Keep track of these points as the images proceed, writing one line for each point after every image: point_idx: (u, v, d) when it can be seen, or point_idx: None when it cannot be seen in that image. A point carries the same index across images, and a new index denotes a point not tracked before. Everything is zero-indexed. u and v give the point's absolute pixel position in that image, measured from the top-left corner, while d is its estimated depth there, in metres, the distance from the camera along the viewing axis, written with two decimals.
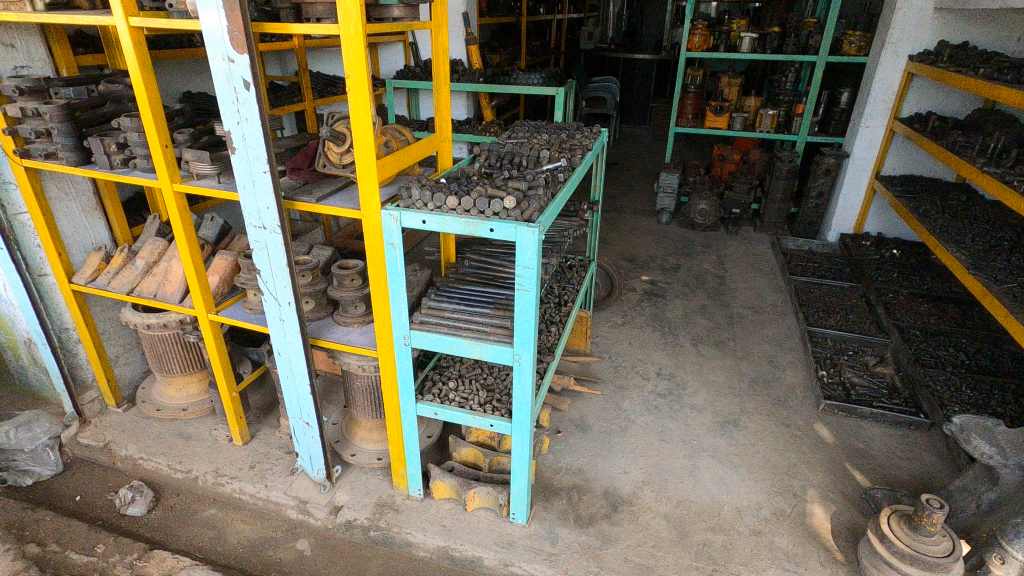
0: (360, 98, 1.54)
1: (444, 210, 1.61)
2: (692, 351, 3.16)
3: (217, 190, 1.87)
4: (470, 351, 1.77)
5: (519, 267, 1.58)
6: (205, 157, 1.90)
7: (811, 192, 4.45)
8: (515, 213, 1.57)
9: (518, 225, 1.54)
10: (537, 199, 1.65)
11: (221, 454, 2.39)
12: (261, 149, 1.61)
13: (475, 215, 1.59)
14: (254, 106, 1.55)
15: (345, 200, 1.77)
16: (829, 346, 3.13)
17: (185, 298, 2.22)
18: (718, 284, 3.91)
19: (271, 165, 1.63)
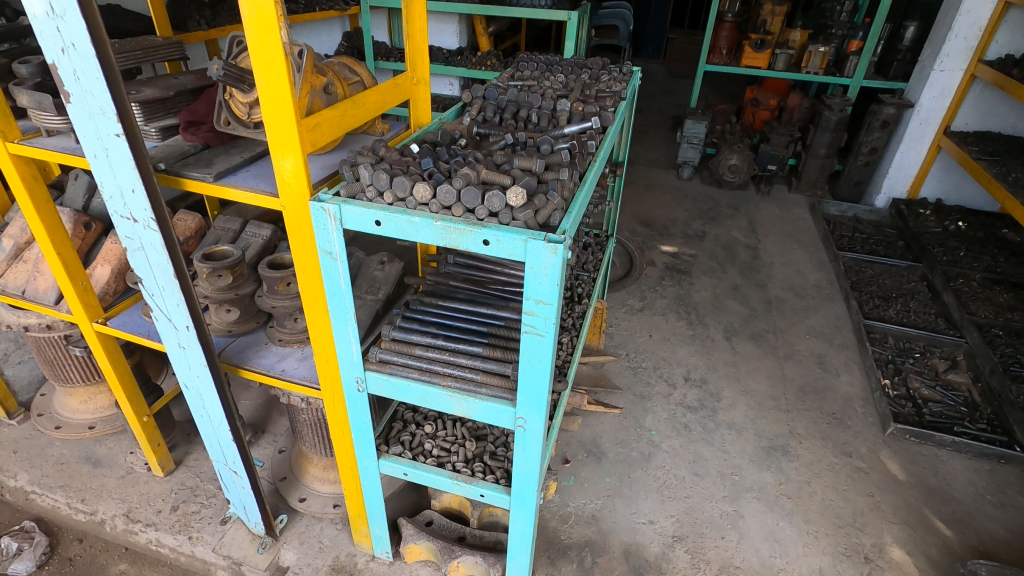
0: (264, 18, 0.90)
1: (411, 206, 1.01)
2: (726, 347, 2.62)
3: (64, 155, 1.23)
4: (452, 407, 1.21)
5: (530, 300, 0.99)
6: (47, 104, 1.25)
7: (863, 148, 3.79)
8: (525, 218, 0.96)
9: (529, 237, 0.93)
10: (558, 188, 1.04)
11: (135, 489, 1.87)
12: (105, 95, 0.96)
13: (459, 215, 0.99)
14: (78, 22, 0.90)
15: (261, 180, 1.15)
16: (890, 346, 2.61)
17: (62, 300, 1.63)
18: (751, 258, 3.32)
19: (127, 124, 1.00)
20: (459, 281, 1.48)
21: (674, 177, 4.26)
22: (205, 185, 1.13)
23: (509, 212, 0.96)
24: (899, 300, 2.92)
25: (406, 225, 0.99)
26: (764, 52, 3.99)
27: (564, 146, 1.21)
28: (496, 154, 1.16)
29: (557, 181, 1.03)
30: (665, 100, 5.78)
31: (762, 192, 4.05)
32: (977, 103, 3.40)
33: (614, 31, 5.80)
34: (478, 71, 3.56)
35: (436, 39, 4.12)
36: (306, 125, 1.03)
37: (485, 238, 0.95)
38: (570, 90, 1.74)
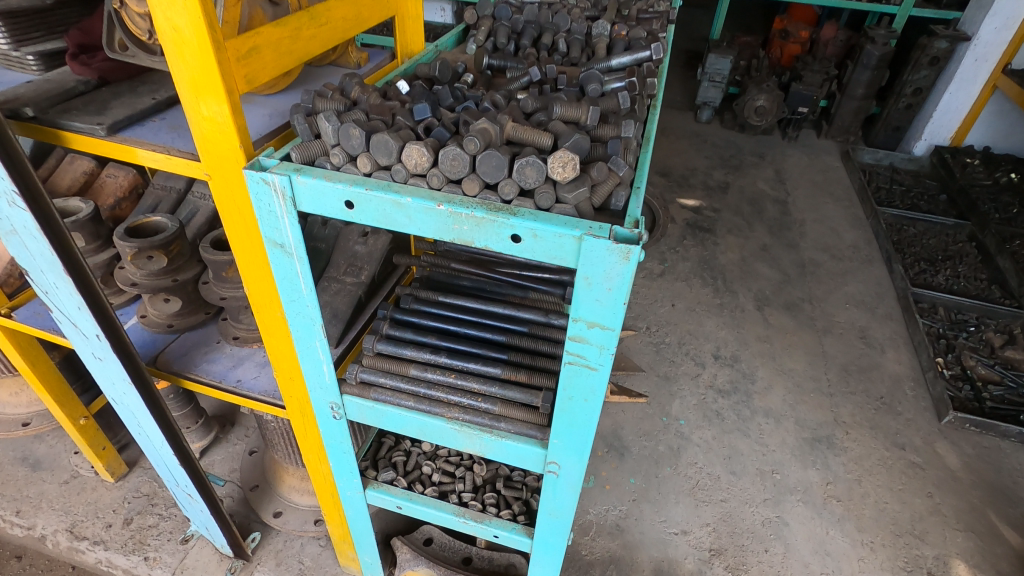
0: None
1: (401, 178, 0.66)
2: (758, 319, 2.33)
3: None
4: (462, 444, 0.90)
5: (580, 320, 0.67)
6: None
7: (906, 88, 3.39)
8: (577, 199, 0.62)
9: (587, 231, 0.60)
10: (620, 146, 0.69)
11: (81, 499, 1.59)
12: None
13: (477, 194, 0.64)
14: None
15: (181, 134, 0.79)
16: (941, 318, 2.33)
17: None
18: (780, 213, 2.99)
19: None
20: (464, 264, 1.14)
21: (691, 119, 3.85)
22: (96, 142, 0.77)
23: (552, 191, 0.62)
24: (947, 263, 2.62)
25: (393, 209, 0.65)
26: None
27: (617, 84, 0.85)
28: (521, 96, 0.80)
29: (620, 140, 0.68)
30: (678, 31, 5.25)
31: (789, 138, 3.66)
32: None
33: None
34: None
35: None
36: (233, 49, 0.66)
37: (516, 231, 0.61)
38: (601, 11, 1.35)
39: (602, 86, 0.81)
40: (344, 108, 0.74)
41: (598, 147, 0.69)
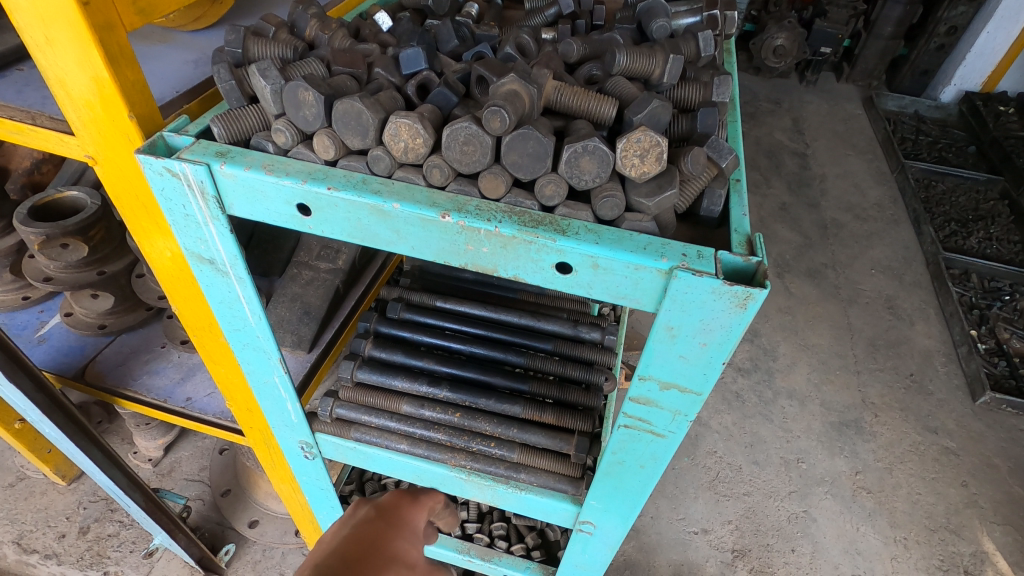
0: None
1: (385, 181, 0.46)
2: (779, 288, 2.14)
3: None
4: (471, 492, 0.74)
5: (647, 380, 0.47)
6: None
7: (940, 26, 3.07)
8: (660, 207, 0.45)
9: (671, 264, 0.40)
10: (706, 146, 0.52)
11: (28, 505, 1.40)
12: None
13: (495, 206, 0.44)
14: None
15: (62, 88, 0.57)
16: (974, 286, 2.16)
17: None
18: (799, 167, 2.75)
19: None
20: None
21: None
22: None
23: (621, 195, 0.44)
24: (979, 225, 2.43)
25: (375, 220, 0.45)
26: None
27: (688, 20, 0.77)
28: (564, 46, 0.66)
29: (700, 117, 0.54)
30: None
31: (807, 82, 3.37)
32: None
33: None
34: None
35: None
36: None
37: (567, 260, 0.42)
38: None
39: (669, 22, 0.72)
40: (291, 55, 0.60)
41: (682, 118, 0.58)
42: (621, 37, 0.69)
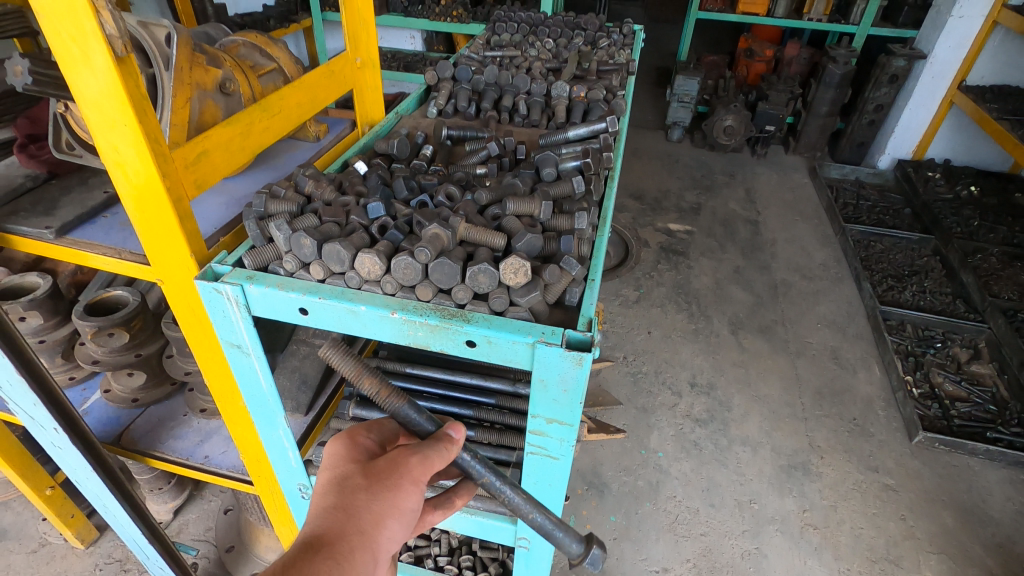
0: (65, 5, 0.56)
1: (353, 295, 0.71)
2: (733, 344, 2.36)
3: None
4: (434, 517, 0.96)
5: (536, 420, 0.69)
6: None
7: (868, 105, 3.47)
8: (530, 302, 0.68)
9: (535, 342, 0.62)
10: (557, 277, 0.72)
11: (47, 568, 1.54)
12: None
13: (422, 312, 0.69)
14: None
15: (132, 231, 0.81)
16: (908, 336, 2.40)
17: None
18: (752, 233, 3.04)
19: None
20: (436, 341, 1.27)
21: (663, 139, 3.93)
22: (45, 245, 0.78)
23: (505, 295, 0.68)
24: (914, 279, 2.69)
25: (350, 316, 0.71)
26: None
27: (573, 160, 0.92)
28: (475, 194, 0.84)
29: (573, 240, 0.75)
30: (648, 52, 5.40)
31: (758, 156, 3.74)
32: (996, 54, 3.09)
33: None
34: (444, 24, 3.09)
35: None
36: (182, 158, 0.71)
37: (472, 339, 0.66)
38: (563, 62, 1.40)
39: (557, 167, 0.90)
40: (295, 209, 0.83)
41: (550, 241, 0.77)
42: (526, 178, 0.89)
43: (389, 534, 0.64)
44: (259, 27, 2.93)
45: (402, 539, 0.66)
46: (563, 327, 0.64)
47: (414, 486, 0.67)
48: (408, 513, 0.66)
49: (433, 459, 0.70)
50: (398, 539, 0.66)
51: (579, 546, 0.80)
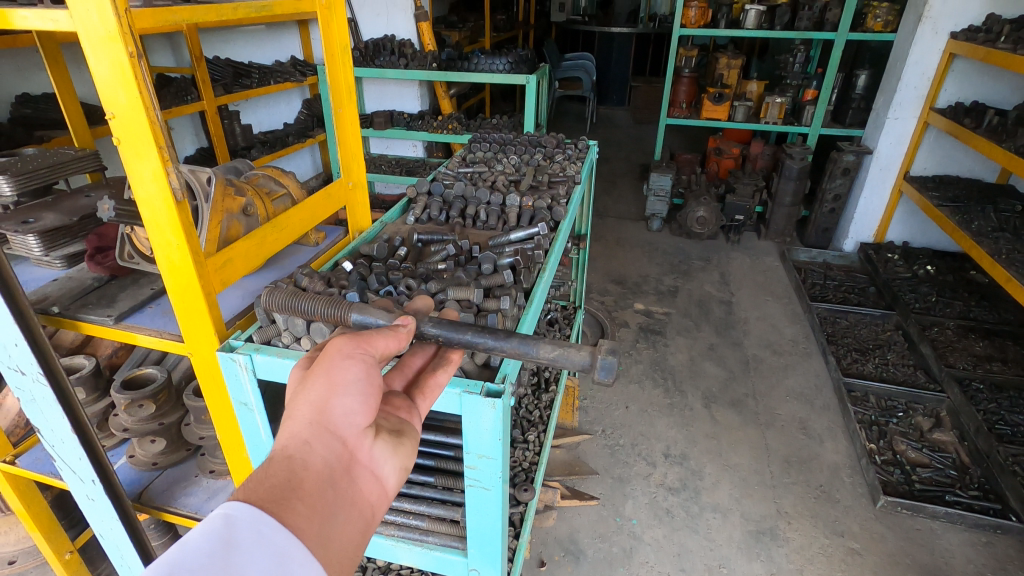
0: (138, 154, 0.81)
1: None
2: (705, 417, 2.51)
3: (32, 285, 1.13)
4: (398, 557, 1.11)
5: (471, 455, 0.91)
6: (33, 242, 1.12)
7: (827, 195, 3.80)
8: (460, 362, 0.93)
9: (464, 391, 0.87)
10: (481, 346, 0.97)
11: None
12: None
13: None
14: None
15: (171, 317, 1.06)
16: (872, 407, 2.54)
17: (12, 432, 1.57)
18: (725, 313, 3.27)
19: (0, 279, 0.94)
20: None
21: (644, 229, 4.27)
22: (105, 329, 1.03)
23: None
24: (877, 353, 2.87)
25: None
26: (723, 105, 4.05)
27: (508, 259, 1.19)
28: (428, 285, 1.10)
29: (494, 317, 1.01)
30: (633, 150, 5.91)
31: (732, 242, 4.04)
32: (933, 148, 3.44)
33: (575, 84, 6.26)
34: (440, 135, 3.52)
35: (397, 103, 4.06)
36: (213, 263, 0.97)
37: None
38: (522, 175, 1.71)
39: (495, 263, 1.18)
40: (293, 298, 1.08)
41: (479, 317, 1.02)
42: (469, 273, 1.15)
43: (343, 404, 0.63)
44: (280, 144, 3.37)
45: (359, 404, 0.63)
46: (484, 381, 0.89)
47: (347, 357, 0.65)
48: (354, 380, 0.64)
49: (362, 333, 0.69)
50: (359, 409, 0.64)
51: (587, 358, 0.80)
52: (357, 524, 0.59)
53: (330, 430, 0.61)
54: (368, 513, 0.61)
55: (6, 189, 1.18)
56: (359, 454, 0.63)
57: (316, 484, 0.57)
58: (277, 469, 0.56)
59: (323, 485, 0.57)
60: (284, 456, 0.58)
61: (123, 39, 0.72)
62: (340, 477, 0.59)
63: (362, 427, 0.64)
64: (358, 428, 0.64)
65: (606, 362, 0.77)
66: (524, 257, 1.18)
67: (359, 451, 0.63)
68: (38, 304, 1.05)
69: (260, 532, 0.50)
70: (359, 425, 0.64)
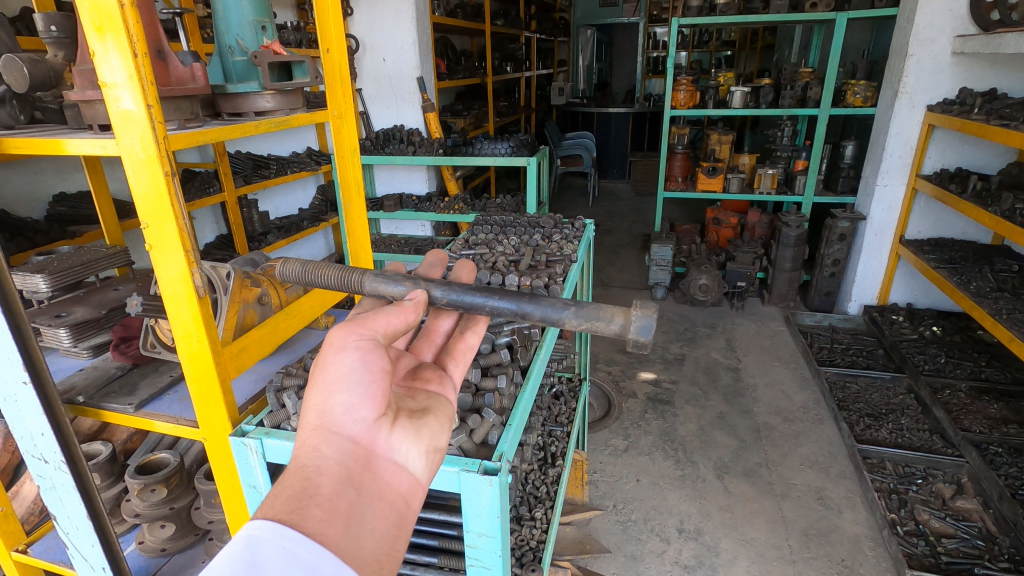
0: (159, 242, 0.90)
1: None
2: (719, 488, 2.46)
3: (59, 374, 1.22)
4: None
5: (470, 534, 0.94)
6: (62, 334, 1.21)
7: (826, 260, 3.87)
8: (458, 442, 0.99)
9: (462, 470, 0.90)
10: (481, 425, 1.04)
11: None
12: (11, 344, 1.00)
13: None
14: None
15: (187, 404, 1.13)
16: (889, 474, 2.49)
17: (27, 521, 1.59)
18: (733, 380, 3.26)
19: (34, 373, 1.02)
20: None
21: (648, 297, 4.34)
22: (125, 416, 1.09)
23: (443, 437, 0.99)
24: (890, 417, 2.83)
25: None
26: (717, 178, 4.23)
27: (505, 338, 1.28)
28: None
29: (491, 397, 1.10)
30: (634, 221, 6.09)
31: (736, 308, 4.08)
32: (924, 213, 3.54)
33: (577, 161, 6.57)
34: (446, 215, 3.68)
35: (406, 186, 4.29)
36: (228, 351, 1.04)
37: None
38: (522, 255, 1.81)
39: (493, 342, 1.25)
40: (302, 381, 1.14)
41: (477, 397, 1.11)
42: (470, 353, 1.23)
43: (345, 401, 0.68)
44: (294, 228, 3.54)
45: (358, 399, 0.68)
46: (481, 459, 0.93)
47: (340, 353, 0.69)
48: (349, 375, 0.68)
49: (355, 322, 0.73)
50: (359, 402, 0.68)
51: (616, 323, 0.86)
52: (385, 515, 0.63)
53: (336, 430, 0.66)
54: (399, 502, 0.66)
55: (42, 286, 1.28)
56: (371, 445, 0.68)
57: (331, 487, 0.61)
58: (293, 478, 0.61)
59: (338, 484, 0.61)
60: (300, 466, 0.62)
61: (160, 161, 0.84)
62: (355, 471, 0.64)
63: (369, 419, 0.69)
64: (365, 421, 0.68)
65: (641, 322, 0.83)
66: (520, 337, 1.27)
67: (375, 444, 0.68)
68: (66, 394, 1.12)
69: (283, 547, 0.52)
70: (364, 417, 0.68)
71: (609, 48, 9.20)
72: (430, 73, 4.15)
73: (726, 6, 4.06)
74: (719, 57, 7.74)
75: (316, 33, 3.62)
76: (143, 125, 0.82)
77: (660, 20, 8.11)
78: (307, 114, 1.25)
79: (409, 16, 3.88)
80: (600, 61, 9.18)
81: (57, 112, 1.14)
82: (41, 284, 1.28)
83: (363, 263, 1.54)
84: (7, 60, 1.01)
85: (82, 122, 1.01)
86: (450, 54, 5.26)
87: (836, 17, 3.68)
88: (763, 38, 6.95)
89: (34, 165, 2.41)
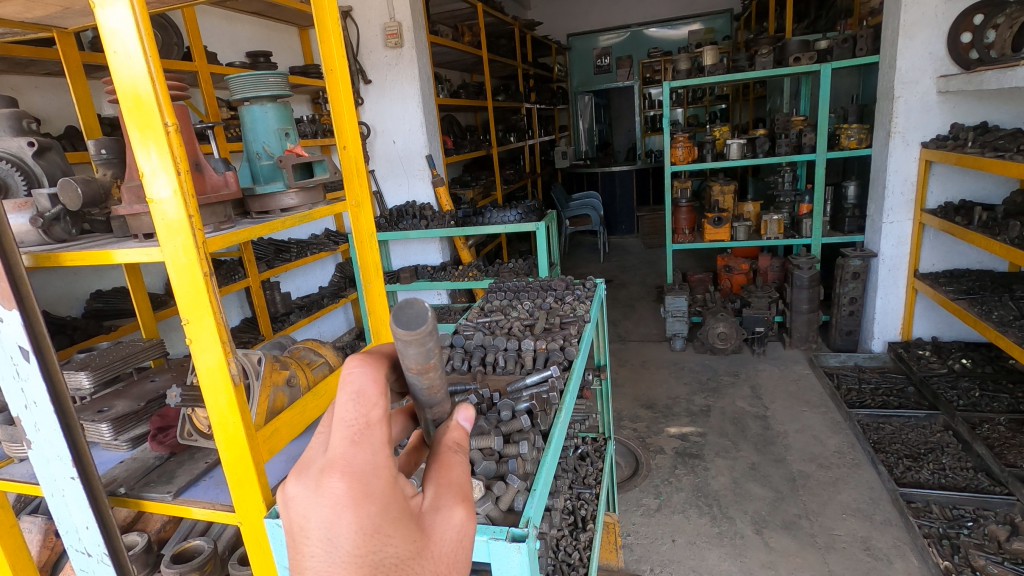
0: (205, 331, 0.96)
1: None
2: (759, 544, 2.38)
3: (105, 467, 1.27)
4: None
5: None
6: (103, 431, 1.26)
7: (843, 299, 3.86)
8: (485, 509, 1.01)
9: (490, 538, 0.92)
10: (507, 492, 1.06)
11: None
12: (62, 442, 1.06)
13: None
14: (42, 386, 1.04)
15: (222, 488, 1.17)
16: (937, 517, 2.39)
17: None
18: (763, 428, 3.19)
19: (83, 467, 1.07)
20: None
21: (668, 349, 4.32)
22: (164, 504, 1.13)
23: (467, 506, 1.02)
24: (930, 457, 2.74)
25: None
26: (723, 227, 4.30)
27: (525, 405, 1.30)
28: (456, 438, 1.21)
29: (517, 462, 1.12)
30: (647, 274, 6.16)
31: (758, 353, 4.05)
32: (935, 245, 3.55)
33: (585, 219, 6.75)
34: (462, 282, 3.77)
35: (421, 257, 4.44)
36: (263, 434, 1.10)
37: None
38: (536, 319, 1.86)
39: (513, 409, 1.29)
40: None
41: (501, 463, 1.13)
42: (489, 423, 1.25)
43: None
44: (315, 306, 3.65)
45: None
46: (507, 526, 0.94)
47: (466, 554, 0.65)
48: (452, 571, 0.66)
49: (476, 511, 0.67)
50: None
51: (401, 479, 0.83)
52: None
53: None
54: None
55: (86, 382, 1.35)
56: None
57: None
58: None
59: None
60: None
61: (200, 263, 0.92)
62: None
63: None
64: None
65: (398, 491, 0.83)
66: (538, 401, 1.30)
67: None
68: (108, 486, 1.17)
69: None
70: None
71: (609, 111, 9.64)
72: (438, 150, 4.38)
73: (714, 66, 4.27)
74: (714, 111, 8.03)
75: (329, 123, 3.86)
76: (185, 232, 0.91)
77: (653, 81, 8.50)
78: (327, 206, 1.35)
79: (415, 101, 4.14)
80: (600, 123, 9.59)
81: (103, 223, 1.26)
82: (81, 381, 1.35)
83: (382, 335, 1.60)
84: (63, 182, 1.12)
85: (127, 231, 1.12)
86: (456, 130, 5.61)
87: (820, 68, 3.83)
88: (754, 90, 7.21)
89: (73, 267, 2.57)
